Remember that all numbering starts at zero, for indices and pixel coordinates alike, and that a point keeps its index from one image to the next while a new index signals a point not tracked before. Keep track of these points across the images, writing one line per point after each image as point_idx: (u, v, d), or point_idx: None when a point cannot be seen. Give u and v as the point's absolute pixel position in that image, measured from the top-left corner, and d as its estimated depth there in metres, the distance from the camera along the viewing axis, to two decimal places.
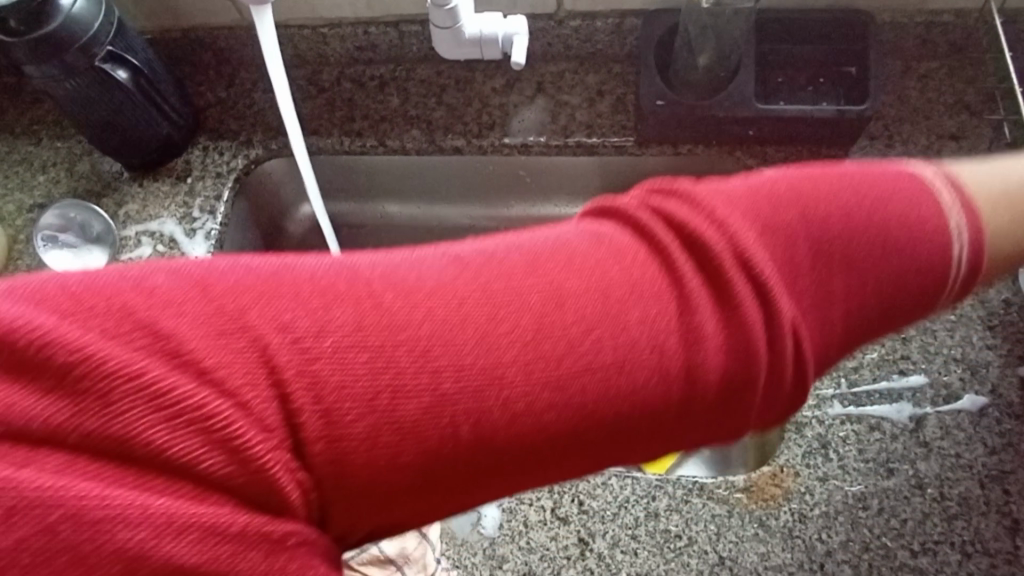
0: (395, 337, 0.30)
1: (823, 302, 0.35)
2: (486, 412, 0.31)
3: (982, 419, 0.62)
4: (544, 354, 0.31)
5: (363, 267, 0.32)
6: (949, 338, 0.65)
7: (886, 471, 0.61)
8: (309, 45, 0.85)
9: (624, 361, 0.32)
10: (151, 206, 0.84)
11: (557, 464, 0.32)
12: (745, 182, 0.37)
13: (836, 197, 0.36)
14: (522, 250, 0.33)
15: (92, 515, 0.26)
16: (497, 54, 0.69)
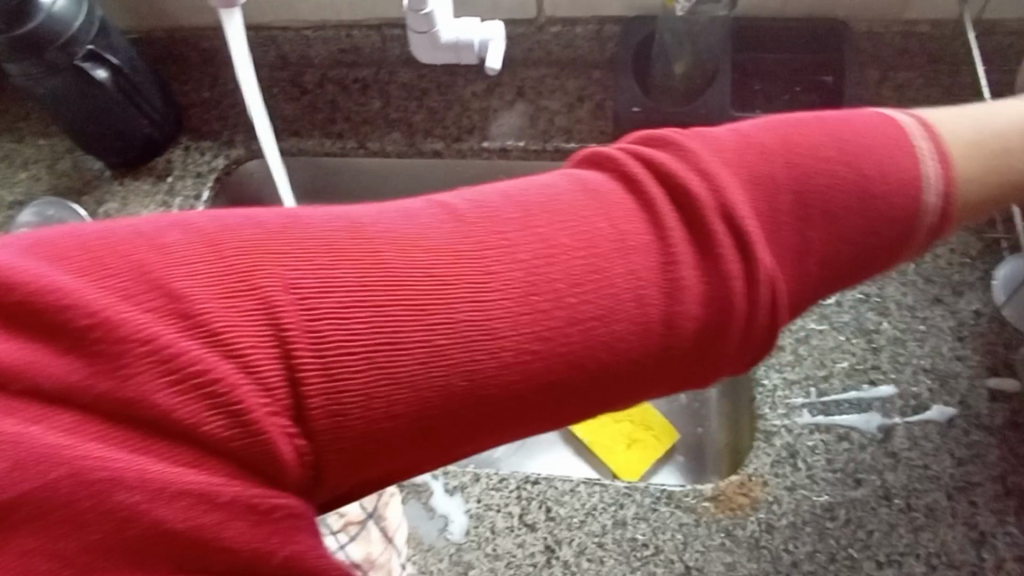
0: (394, 294, 0.34)
1: (801, 252, 0.40)
2: (473, 366, 0.35)
3: (950, 430, 0.62)
4: (529, 309, 0.36)
5: (368, 224, 0.36)
6: (918, 349, 0.65)
7: (854, 482, 0.61)
8: (293, 47, 0.85)
9: (598, 316, 0.37)
10: (131, 205, 0.84)
11: (531, 413, 0.37)
12: (736, 141, 0.42)
13: (813, 156, 0.41)
14: (511, 213, 0.38)
15: (92, 476, 0.29)
16: (473, 60, 0.69)
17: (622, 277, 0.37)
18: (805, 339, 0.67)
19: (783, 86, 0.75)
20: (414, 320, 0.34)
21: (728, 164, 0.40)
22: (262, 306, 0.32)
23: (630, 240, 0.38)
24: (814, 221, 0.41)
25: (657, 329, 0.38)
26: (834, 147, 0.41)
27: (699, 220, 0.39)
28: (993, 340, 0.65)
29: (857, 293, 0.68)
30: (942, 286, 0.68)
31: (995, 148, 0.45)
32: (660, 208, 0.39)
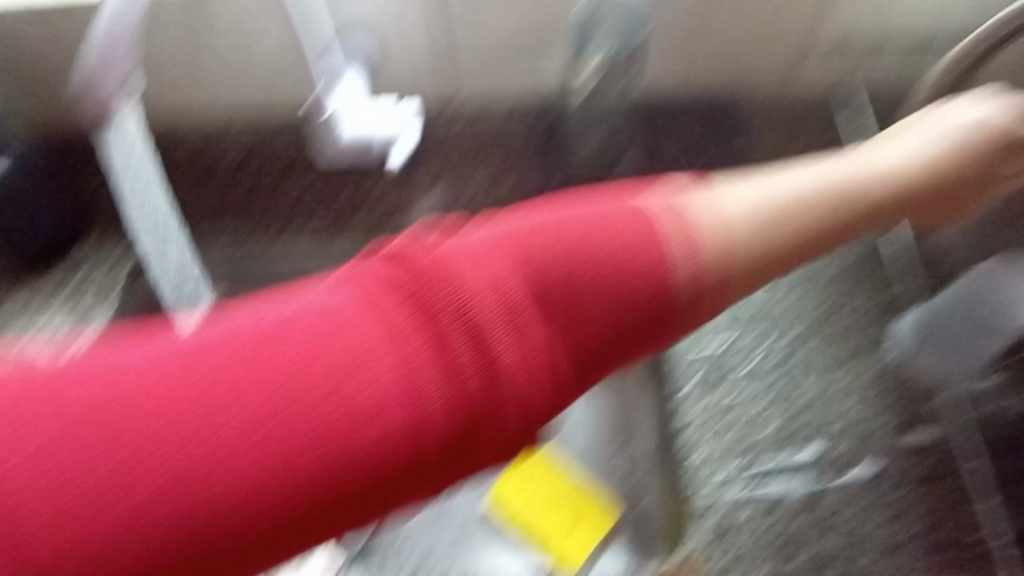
0: (87, 454, 0.28)
1: (558, 341, 0.36)
2: (190, 518, 0.29)
3: (873, 490, 0.63)
4: (248, 447, 0.30)
5: (57, 374, 0.29)
6: (839, 411, 0.66)
7: (784, 555, 0.62)
8: (195, 137, 0.78)
9: (336, 441, 0.31)
10: (27, 312, 0.73)
11: (273, 554, 0.31)
12: (489, 236, 0.38)
13: (559, 242, 0.38)
14: (239, 337, 0.31)
15: None
16: (376, 159, 0.77)
17: (356, 393, 0.31)
18: (728, 411, 0.68)
19: (685, 161, 0.78)
20: (101, 481, 0.28)
21: (474, 260, 0.36)
22: None
23: (367, 349, 0.32)
24: (555, 314, 0.36)
25: (405, 446, 0.32)
26: (595, 233, 0.38)
27: (443, 319, 0.34)
28: (916, 398, 0.66)
29: (777, 359, 0.69)
30: (863, 346, 0.69)
31: (780, 215, 0.42)
32: (411, 308, 0.34)
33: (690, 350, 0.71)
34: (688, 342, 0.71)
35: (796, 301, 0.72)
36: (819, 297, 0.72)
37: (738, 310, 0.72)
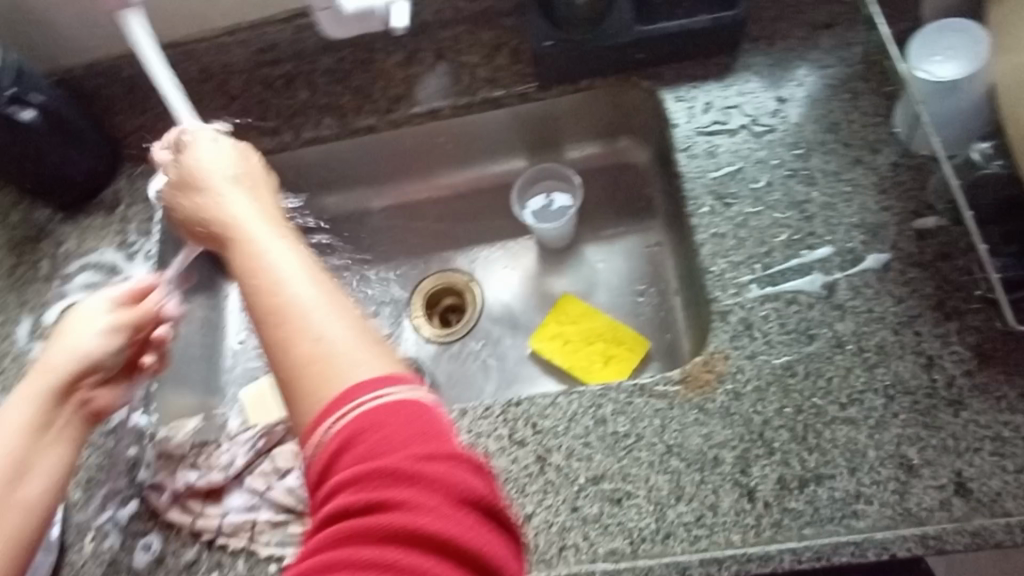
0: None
1: (319, 330, 0.47)
2: (21, 481, 0.56)
3: (886, 274, 0.67)
4: (36, 426, 0.58)
5: (275, 320, 0.48)
6: (848, 209, 0.70)
7: (808, 338, 0.66)
8: (212, 56, 0.91)
9: (23, 469, 0.56)
10: (88, 241, 0.94)
11: (24, 483, 0.56)
12: (315, 350, 0.47)
13: (295, 339, 0.47)
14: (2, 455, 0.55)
15: None
16: (380, 24, 0.73)
17: (321, 349, 0.47)
18: (743, 223, 0.71)
19: None
20: (310, 350, 0.47)
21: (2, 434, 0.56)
22: (294, 359, 0.47)
23: (286, 316, 0.48)
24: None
25: (14, 472, 0.56)
26: (404, 423, 0.43)
27: (289, 347, 0.47)
28: (912, 187, 0.70)
29: (784, 171, 0.73)
30: (859, 147, 0.73)
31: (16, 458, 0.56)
32: (291, 319, 0.48)
33: (713, 170, 0.75)
34: (695, 169, 0.75)
35: (796, 122, 0.75)
36: (819, 113, 0.75)
37: (744, 134, 0.76)
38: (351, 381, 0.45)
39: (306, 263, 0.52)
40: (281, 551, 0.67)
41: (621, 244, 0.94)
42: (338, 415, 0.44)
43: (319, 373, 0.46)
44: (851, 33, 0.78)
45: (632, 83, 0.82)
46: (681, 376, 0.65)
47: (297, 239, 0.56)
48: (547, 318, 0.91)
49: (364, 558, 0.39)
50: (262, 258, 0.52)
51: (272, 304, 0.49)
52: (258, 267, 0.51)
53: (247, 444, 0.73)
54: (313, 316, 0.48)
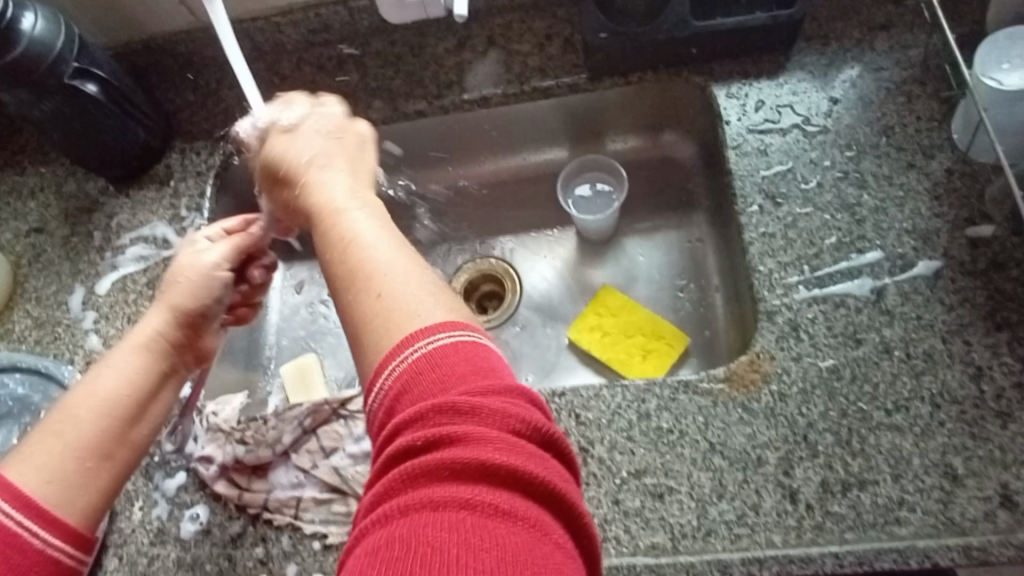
0: (106, 423, 0.58)
1: (394, 280, 0.51)
2: (129, 423, 0.59)
3: (938, 281, 0.66)
4: (144, 368, 0.61)
5: (353, 269, 0.52)
6: (900, 214, 0.69)
7: (855, 342, 0.66)
8: (265, 35, 0.90)
9: (131, 407, 0.60)
10: (140, 214, 0.96)
11: (131, 426, 0.59)
12: (390, 297, 0.50)
13: (372, 286, 0.51)
14: (112, 394, 0.59)
15: (40, 518, 0.53)
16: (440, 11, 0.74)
17: (396, 298, 0.50)
18: (793, 223, 0.71)
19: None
20: (383, 298, 0.50)
21: (113, 373, 0.60)
22: (369, 305, 0.50)
23: (369, 266, 0.52)
24: (104, 459, 0.57)
25: (125, 412, 0.59)
26: (465, 364, 0.46)
27: (364, 291, 0.51)
28: (967, 195, 0.69)
29: (835, 173, 0.72)
30: (914, 151, 0.72)
31: (125, 398, 0.59)
32: (372, 269, 0.52)
33: (762, 168, 0.74)
34: (745, 167, 0.74)
35: (848, 123, 0.74)
36: (871, 116, 0.74)
37: (794, 134, 0.75)
38: (420, 327, 0.48)
39: (380, 224, 0.56)
40: (326, 528, 0.70)
41: (663, 239, 0.94)
42: (400, 357, 0.47)
43: (388, 317, 0.49)
44: (908, 35, 0.77)
45: (682, 77, 0.82)
46: (726, 375, 0.66)
47: (369, 199, 0.59)
48: (585, 309, 0.91)
49: (443, 495, 0.39)
50: (341, 221, 0.56)
51: (352, 260, 0.53)
52: (338, 228, 0.56)
53: (294, 422, 0.76)
54: (389, 268, 0.52)
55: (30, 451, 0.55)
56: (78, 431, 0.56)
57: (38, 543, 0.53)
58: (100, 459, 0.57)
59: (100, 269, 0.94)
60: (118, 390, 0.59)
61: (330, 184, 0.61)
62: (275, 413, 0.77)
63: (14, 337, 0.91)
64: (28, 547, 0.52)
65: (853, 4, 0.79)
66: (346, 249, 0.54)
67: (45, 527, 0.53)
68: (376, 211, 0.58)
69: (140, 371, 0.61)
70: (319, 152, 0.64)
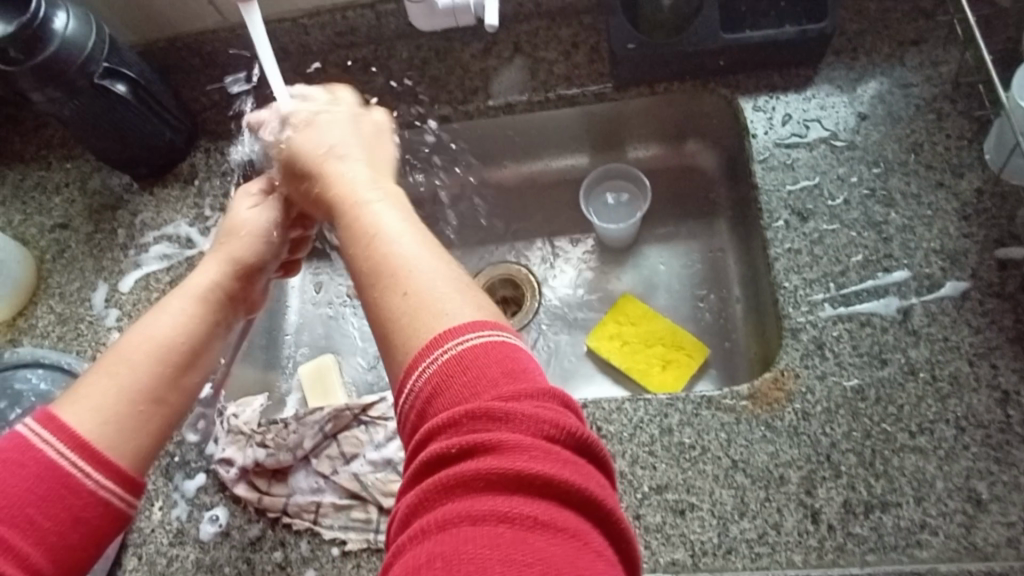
0: (161, 366, 0.59)
1: (418, 277, 0.51)
2: (182, 368, 0.60)
3: (965, 302, 0.66)
4: (198, 314, 0.63)
5: (379, 266, 0.52)
6: (928, 233, 0.69)
7: (880, 362, 0.65)
8: (291, 37, 0.90)
9: (186, 351, 0.61)
10: (164, 212, 0.96)
11: (185, 371, 0.60)
12: (415, 294, 0.50)
13: (396, 284, 0.51)
14: (166, 339, 0.60)
15: (90, 456, 0.53)
16: (470, 20, 0.74)
17: (420, 296, 0.50)
18: (819, 240, 0.71)
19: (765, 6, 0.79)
20: (408, 295, 0.50)
21: (168, 318, 0.61)
22: (393, 305, 0.50)
23: (396, 261, 0.52)
24: (159, 402, 0.58)
25: (177, 356, 0.60)
26: (492, 365, 0.45)
27: (389, 289, 0.51)
28: (997, 216, 0.68)
29: (862, 190, 0.72)
30: (943, 171, 0.71)
31: (179, 344, 0.60)
32: (397, 267, 0.52)
33: (787, 183, 0.74)
34: (771, 183, 0.74)
35: (877, 139, 0.74)
36: (901, 132, 0.73)
37: (820, 150, 0.74)
38: (446, 326, 0.48)
39: (404, 219, 0.56)
40: (344, 534, 0.71)
41: (684, 248, 0.92)
42: (429, 358, 0.46)
43: (414, 315, 0.49)
44: (940, 51, 0.76)
45: (708, 88, 0.81)
46: (750, 392, 0.66)
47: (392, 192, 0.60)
48: (605, 317, 0.91)
49: (482, 509, 0.39)
50: (366, 218, 0.56)
51: (375, 253, 0.53)
52: (362, 222, 0.56)
53: (315, 426, 0.77)
54: (416, 269, 0.52)
55: (82, 393, 0.55)
56: (134, 376, 0.57)
57: (90, 483, 0.52)
58: (154, 402, 0.57)
59: (123, 267, 0.94)
60: (173, 336, 0.61)
61: (355, 175, 0.61)
62: (296, 417, 0.78)
63: (38, 333, 0.92)
64: (82, 488, 0.52)
65: (883, 18, 0.78)
66: (369, 242, 0.54)
67: (97, 468, 0.53)
68: (399, 204, 0.58)
69: (191, 321, 0.62)
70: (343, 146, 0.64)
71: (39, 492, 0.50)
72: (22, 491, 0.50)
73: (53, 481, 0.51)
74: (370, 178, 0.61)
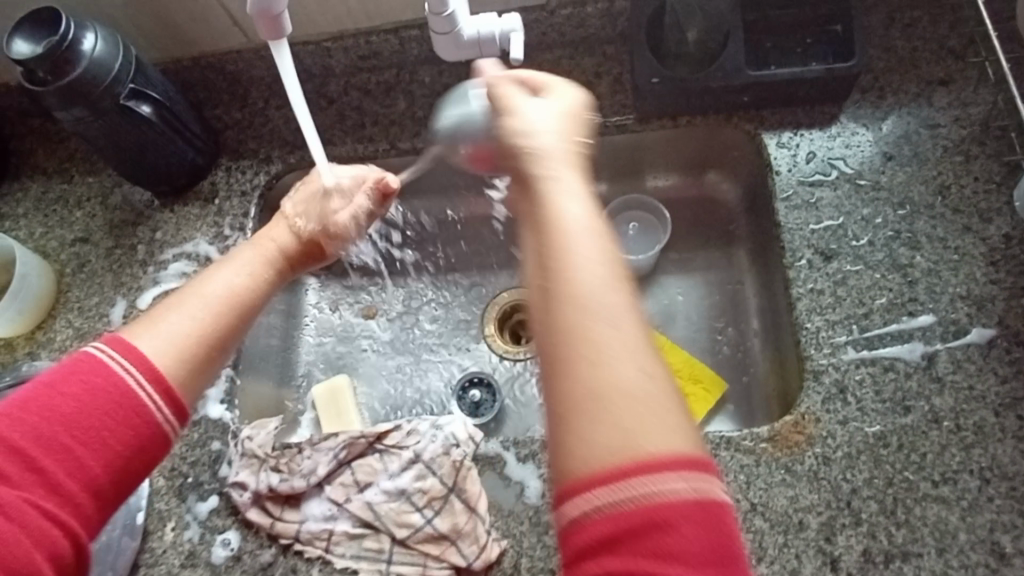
0: (225, 310, 0.58)
1: (636, 361, 0.40)
2: (243, 314, 0.59)
3: (991, 350, 0.65)
4: (259, 269, 0.63)
5: (591, 329, 0.41)
6: (954, 277, 0.68)
7: (903, 409, 0.64)
8: (315, 59, 0.89)
9: (247, 299, 0.60)
10: (184, 229, 0.96)
11: (245, 317, 0.59)
12: (632, 386, 0.39)
13: (610, 357, 0.40)
14: (228, 288, 0.59)
15: (155, 384, 0.52)
16: (495, 52, 0.74)
17: (636, 386, 0.40)
18: (842, 281, 0.70)
19: (791, 42, 0.79)
20: (625, 381, 0.39)
21: (230, 270, 0.61)
22: (600, 387, 0.39)
23: (619, 332, 0.41)
24: (221, 341, 0.57)
25: (239, 301, 0.59)
26: (699, 533, 0.37)
27: (598, 363, 0.40)
28: None
29: (887, 232, 0.71)
30: (971, 215, 0.70)
31: (240, 294, 0.60)
32: (622, 340, 0.41)
33: (811, 222, 0.73)
34: (794, 221, 0.73)
35: (903, 180, 0.73)
36: (928, 174, 0.73)
37: (844, 189, 0.74)
38: (667, 450, 0.38)
39: (605, 268, 0.42)
40: (356, 563, 0.71)
41: (701, 279, 0.92)
42: (638, 486, 0.37)
43: (621, 414, 0.39)
44: (970, 91, 0.75)
45: (732, 122, 0.80)
46: (770, 435, 0.65)
47: (602, 224, 0.44)
48: None
49: None
50: (577, 265, 0.42)
51: (567, 290, 0.42)
52: (568, 266, 0.42)
53: (330, 453, 0.76)
54: (631, 348, 0.40)
55: (154, 322, 0.55)
56: (199, 312, 0.57)
57: (155, 411, 0.52)
58: (218, 337, 0.57)
59: (142, 283, 0.94)
60: (238, 284, 0.60)
61: (557, 195, 0.45)
62: (310, 443, 0.78)
63: (56, 347, 0.92)
64: (145, 415, 0.51)
65: (913, 56, 0.77)
66: (557, 279, 0.42)
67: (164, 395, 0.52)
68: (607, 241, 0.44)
69: (256, 275, 0.63)
70: (541, 151, 0.48)
71: (109, 411, 0.50)
72: (95, 408, 0.50)
73: (122, 404, 0.51)
74: (575, 197, 0.45)
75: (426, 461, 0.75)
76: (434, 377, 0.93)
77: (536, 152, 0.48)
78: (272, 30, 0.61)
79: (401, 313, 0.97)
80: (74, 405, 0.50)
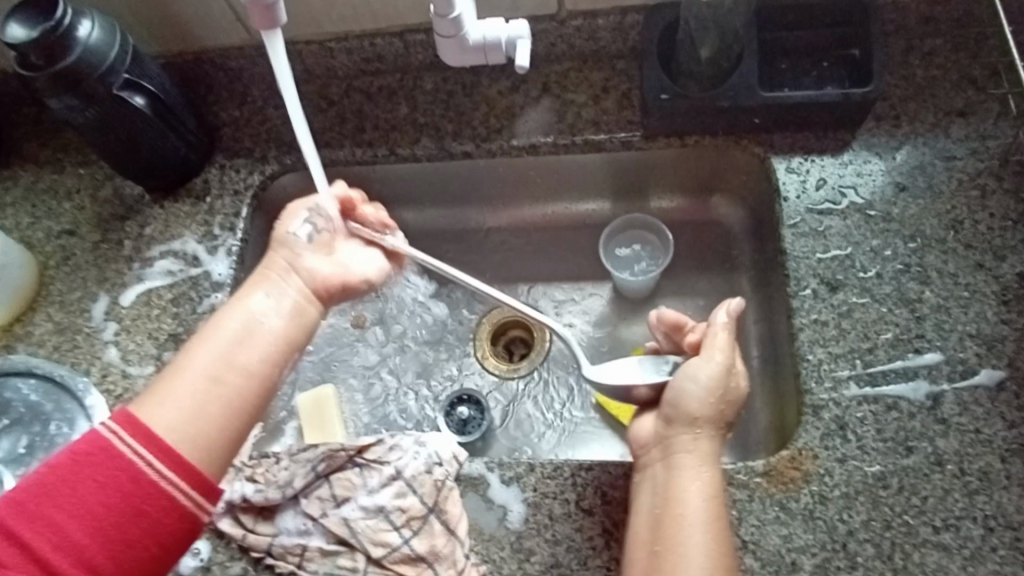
0: (236, 351, 0.58)
1: None
2: (252, 351, 0.59)
3: (1000, 393, 0.62)
4: (270, 297, 0.62)
5: None
6: (964, 315, 0.66)
7: (905, 450, 0.62)
8: (317, 59, 0.87)
9: (257, 334, 0.60)
10: (173, 226, 0.94)
11: (256, 352, 0.59)
12: None
13: None
14: (238, 328, 0.60)
15: (157, 444, 0.53)
16: (501, 59, 0.72)
17: None
18: (847, 313, 0.67)
19: (804, 66, 0.77)
20: None
21: (241, 309, 0.61)
22: None
23: None
24: (230, 387, 0.57)
25: (247, 337, 0.59)
26: None
27: None
28: None
29: (897, 265, 0.69)
30: (983, 251, 0.68)
31: (251, 331, 0.60)
32: None
33: (817, 251, 0.71)
34: (800, 249, 0.71)
35: (914, 212, 0.71)
36: (941, 207, 0.70)
37: (854, 218, 0.71)
38: None
39: (711, 560, 0.57)
40: None
41: (702, 303, 0.89)
42: None
43: None
44: (988, 124, 0.73)
45: (741, 145, 0.78)
46: (765, 469, 0.62)
47: (715, 514, 0.59)
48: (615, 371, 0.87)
49: None
50: (681, 554, 0.57)
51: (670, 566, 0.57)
52: (676, 550, 0.57)
53: (307, 465, 0.73)
54: None
55: (161, 393, 0.55)
56: (206, 367, 0.57)
57: (153, 473, 0.52)
58: (227, 382, 0.57)
59: (126, 279, 0.92)
60: (248, 324, 0.60)
61: (688, 479, 0.60)
62: (288, 453, 0.74)
63: (34, 341, 0.89)
64: (144, 477, 0.51)
65: (930, 85, 0.75)
66: (665, 547, 0.58)
67: (160, 457, 0.52)
68: (714, 528, 0.58)
69: (267, 304, 0.62)
70: (688, 433, 0.62)
71: (99, 480, 0.51)
72: (84, 480, 0.50)
73: (112, 471, 0.51)
74: (700, 483, 0.60)
75: (407, 479, 0.71)
76: (422, 392, 0.91)
77: (685, 432, 0.62)
78: (266, 20, 0.59)
79: (390, 323, 0.94)
80: (56, 476, 0.50)
